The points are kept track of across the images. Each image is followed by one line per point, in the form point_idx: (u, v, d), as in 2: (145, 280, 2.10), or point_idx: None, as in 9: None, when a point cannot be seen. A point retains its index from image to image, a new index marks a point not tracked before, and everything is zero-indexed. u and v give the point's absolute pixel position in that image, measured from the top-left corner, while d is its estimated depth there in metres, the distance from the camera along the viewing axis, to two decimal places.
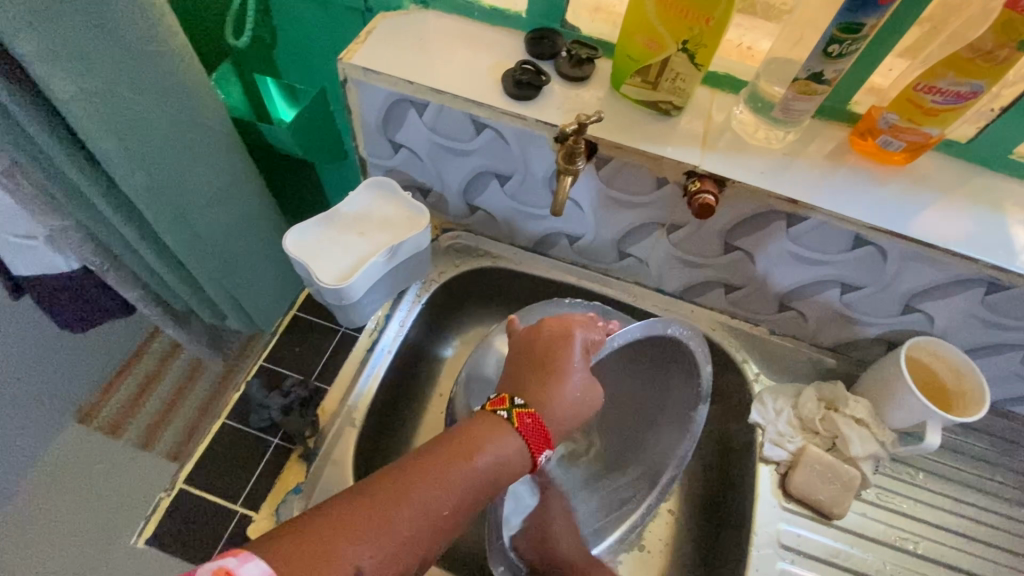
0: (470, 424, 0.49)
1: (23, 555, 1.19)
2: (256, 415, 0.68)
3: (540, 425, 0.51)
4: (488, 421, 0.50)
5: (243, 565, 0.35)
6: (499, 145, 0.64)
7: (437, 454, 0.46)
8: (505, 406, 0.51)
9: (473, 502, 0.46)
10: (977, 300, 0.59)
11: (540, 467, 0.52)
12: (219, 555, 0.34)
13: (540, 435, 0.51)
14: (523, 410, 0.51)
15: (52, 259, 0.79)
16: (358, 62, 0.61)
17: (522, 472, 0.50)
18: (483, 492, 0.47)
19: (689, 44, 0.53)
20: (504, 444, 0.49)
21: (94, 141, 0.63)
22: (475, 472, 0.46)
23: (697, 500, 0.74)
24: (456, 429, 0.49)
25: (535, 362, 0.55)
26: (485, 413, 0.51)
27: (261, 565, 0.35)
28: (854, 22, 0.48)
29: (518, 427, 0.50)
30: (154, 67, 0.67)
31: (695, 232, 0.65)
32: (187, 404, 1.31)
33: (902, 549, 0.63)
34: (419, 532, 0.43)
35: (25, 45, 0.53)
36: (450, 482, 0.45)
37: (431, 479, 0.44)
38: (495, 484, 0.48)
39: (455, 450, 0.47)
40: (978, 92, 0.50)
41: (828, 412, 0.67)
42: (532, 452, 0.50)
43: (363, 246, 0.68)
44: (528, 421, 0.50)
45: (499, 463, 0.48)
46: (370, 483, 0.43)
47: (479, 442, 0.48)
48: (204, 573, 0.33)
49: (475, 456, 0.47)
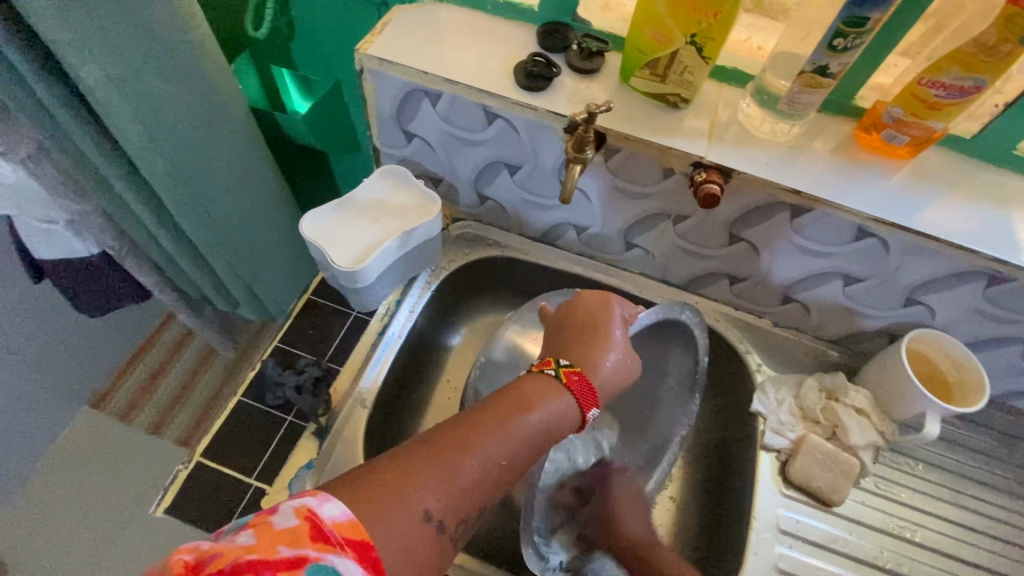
0: (520, 384, 0.52)
1: (41, 532, 1.22)
2: (271, 392, 0.71)
3: (587, 382, 0.53)
4: (537, 381, 0.52)
5: (322, 505, 0.36)
6: (511, 135, 0.66)
7: (493, 409, 0.49)
8: (553, 365, 0.54)
9: (528, 455, 0.48)
10: (978, 293, 0.60)
11: (588, 425, 0.54)
12: (300, 495, 0.36)
13: (587, 392, 0.53)
14: (569, 369, 0.54)
15: (71, 244, 0.82)
16: (374, 53, 0.63)
17: (571, 429, 0.53)
18: (536, 446, 0.49)
19: (697, 37, 0.54)
20: (555, 401, 0.51)
21: (117, 126, 0.66)
22: (529, 426, 0.48)
23: (697, 487, 0.75)
24: (509, 388, 0.51)
25: (580, 329, 0.58)
26: (534, 374, 0.53)
27: (340, 506, 0.36)
28: (859, 16, 0.49)
29: (567, 385, 0.52)
30: (178, 55, 0.69)
31: (700, 223, 0.66)
32: (198, 389, 1.35)
33: (901, 537, 0.64)
34: (480, 480, 0.45)
35: (57, 32, 0.55)
36: (509, 434, 0.47)
37: (490, 431, 0.46)
38: (547, 439, 0.50)
39: (509, 406, 0.49)
40: (981, 86, 0.51)
41: (829, 401, 0.68)
42: (581, 408, 0.52)
43: (377, 230, 0.70)
44: (576, 378, 0.53)
45: (550, 419, 0.50)
46: (433, 435, 0.45)
47: (532, 400, 0.50)
48: (286, 509, 0.35)
49: (530, 411, 0.49)
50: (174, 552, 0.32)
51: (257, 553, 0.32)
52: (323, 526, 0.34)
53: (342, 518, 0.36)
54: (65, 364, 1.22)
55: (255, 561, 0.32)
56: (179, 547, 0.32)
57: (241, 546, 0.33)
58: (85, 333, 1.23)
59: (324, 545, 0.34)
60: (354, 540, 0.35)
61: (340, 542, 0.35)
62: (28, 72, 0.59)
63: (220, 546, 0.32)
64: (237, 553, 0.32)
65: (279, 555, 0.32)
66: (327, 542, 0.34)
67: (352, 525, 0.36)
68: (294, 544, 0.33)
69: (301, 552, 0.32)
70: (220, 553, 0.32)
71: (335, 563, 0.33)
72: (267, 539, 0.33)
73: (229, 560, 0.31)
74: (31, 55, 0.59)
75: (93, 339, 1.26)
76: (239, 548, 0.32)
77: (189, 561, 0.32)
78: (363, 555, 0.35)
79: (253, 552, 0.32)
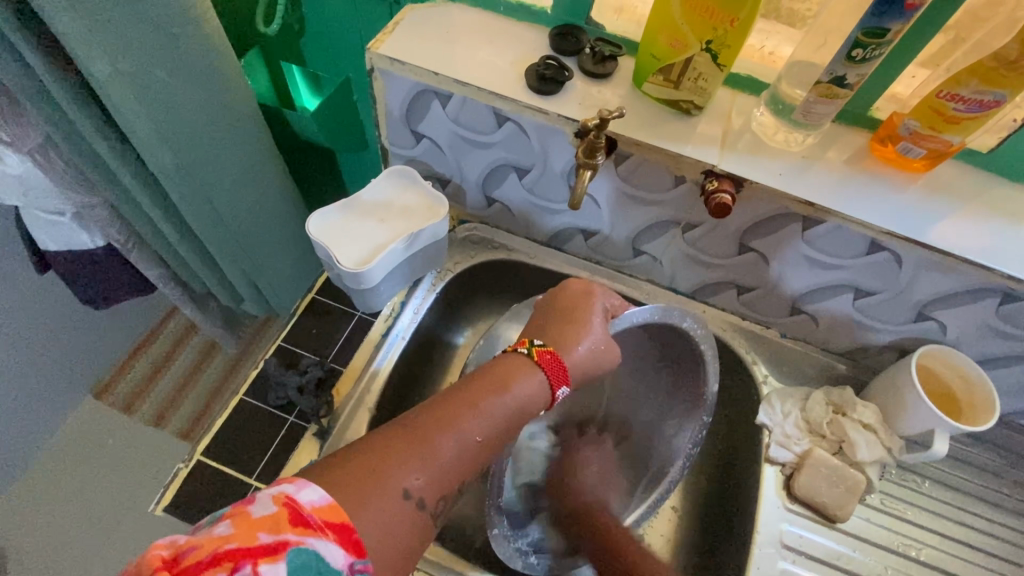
0: (497, 364, 0.51)
1: (40, 521, 1.22)
2: (273, 393, 0.72)
3: (558, 360, 0.53)
4: (510, 360, 0.52)
5: (300, 491, 0.35)
6: (520, 138, 0.65)
7: (466, 388, 0.48)
8: (526, 345, 0.54)
9: (502, 434, 0.48)
10: (991, 310, 0.59)
11: (559, 402, 0.54)
12: (276, 483, 0.35)
13: (558, 369, 0.53)
14: (542, 348, 0.54)
15: (76, 235, 0.83)
16: (385, 52, 0.62)
17: (543, 406, 0.52)
18: (511, 424, 0.49)
19: (712, 44, 0.53)
20: (527, 378, 0.51)
21: (127, 120, 0.65)
22: (502, 403, 0.48)
23: (699, 496, 0.75)
24: (483, 368, 0.51)
25: (562, 312, 0.57)
26: (506, 354, 0.53)
27: (317, 491, 0.36)
28: (878, 26, 0.48)
29: (538, 362, 0.52)
30: (188, 47, 0.68)
31: (710, 232, 0.66)
32: (200, 384, 1.33)
33: (905, 556, 0.63)
34: (457, 460, 0.44)
35: (65, 23, 0.54)
36: (482, 411, 0.47)
37: (464, 410, 0.46)
38: (520, 416, 0.50)
39: (481, 385, 0.49)
40: (1001, 101, 0.50)
41: (836, 416, 0.67)
42: (552, 386, 0.52)
43: (382, 232, 0.69)
44: (547, 356, 0.53)
45: (523, 395, 0.50)
46: (408, 414, 0.45)
47: (504, 379, 0.50)
48: (263, 497, 0.34)
49: (501, 389, 0.49)
50: (149, 548, 0.31)
51: (235, 542, 0.32)
52: (303, 511, 0.34)
53: (321, 502, 0.36)
54: (68, 353, 1.23)
55: (235, 550, 0.32)
56: (156, 542, 0.32)
57: (219, 536, 0.32)
58: (89, 322, 1.24)
59: (304, 529, 0.34)
60: (335, 523, 0.36)
61: (319, 526, 0.35)
62: (38, 65, 0.59)
63: (196, 539, 0.32)
64: (216, 543, 0.32)
65: (259, 542, 0.32)
66: (306, 526, 0.34)
67: (332, 509, 0.36)
68: (274, 530, 0.33)
69: (282, 537, 0.33)
70: (198, 545, 0.32)
71: (315, 545, 0.34)
72: (245, 527, 0.33)
73: (209, 551, 0.31)
74: (42, 48, 0.59)
75: (97, 328, 1.26)
76: (216, 538, 0.32)
77: (167, 556, 0.31)
78: (344, 536, 0.36)
79: (230, 541, 0.32)
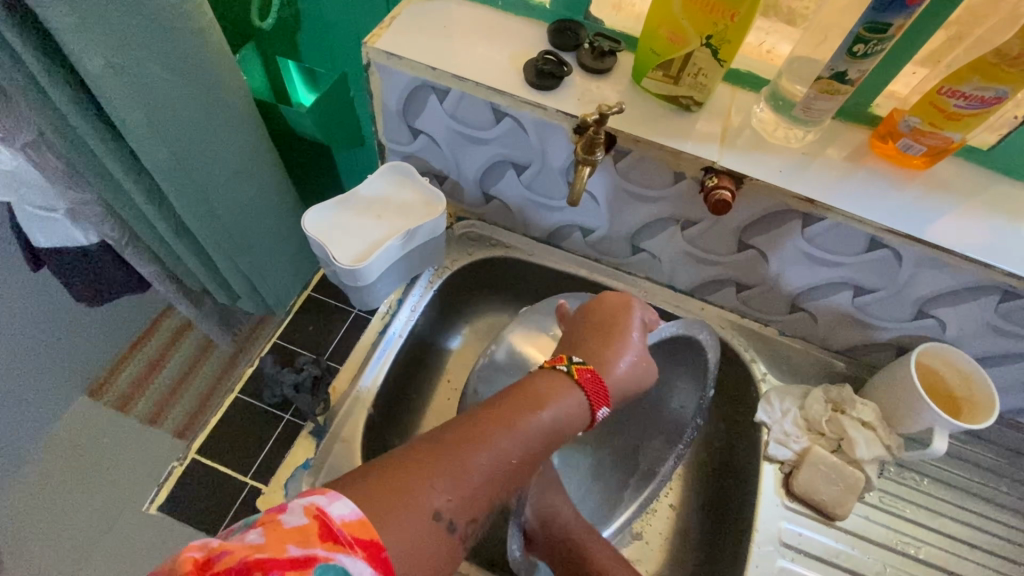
0: (535, 381, 0.51)
1: (34, 520, 1.22)
2: (269, 390, 0.71)
3: (599, 380, 0.53)
4: (550, 376, 0.52)
5: (332, 504, 0.35)
6: (519, 134, 0.64)
7: (505, 404, 0.48)
8: (565, 361, 0.53)
9: (537, 453, 0.48)
10: (990, 308, 0.59)
11: (597, 423, 0.53)
12: (310, 494, 0.35)
13: (599, 390, 0.52)
14: (581, 366, 0.53)
15: (69, 232, 0.82)
16: (382, 46, 0.61)
17: (581, 427, 0.52)
18: (547, 444, 0.48)
19: (713, 40, 0.53)
20: (567, 398, 0.50)
21: (120, 116, 0.65)
22: (541, 423, 0.48)
23: (697, 494, 0.75)
24: (522, 384, 0.50)
25: (599, 326, 0.57)
26: (546, 369, 0.53)
27: (349, 505, 0.36)
28: (879, 21, 0.48)
29: (578, 381, 0.52)
30: (183, 41, 0.67)
31: (709, 229, 0.65)
32: (196, 382, 1.33)
33: (904, 553, 0.63)
34: (492, 480, 0.44)
35: (56, 16, 0.54)
36: (520, 430, 0.46)
37: (503, 429, 0.46)
38: (557, 436, 0.49)
39: (521, 403, 0.48)
40: (1003, 97, 0.50)
41: (835, 413, 0.67)
42: (591, 407, 0.52)
43: (379, 229, 0.69)
44: (588, 375, 0.52)
45: (561, 415, 0.49)
46: (447, 430, 0.45)
47: (543, 397, 0.49)
48: (295, 508, 0.34)
49: (540, 408, 0.48)
50: (183, 549, 0.32)
51: (267, 552, 0.32)
52: (334, 526, 0.34)
53: (351, 517, 0.35)
54: (62, 351, 1.22)
55: (264, 561, 0.31)
56: (191, 543, 0.32)
57: (250, 544, 0.32)
58: (83, 320, 1.23)
59: (333, 545, 0.33)
60: (364, 539, 0.35)
61: (349, 542, 0.34)
62: (30, 60, 0.58)
63: (228, 544, 0.32)
64: (245, 552, 0.32)
65: (287, 555, 0.32)
66: (336, 542, 0.34)
67: (362, 524, 0.36)
68: (304, 544, 0.33)
69: (311, 552, 0.32)
70: (228, 551, 0.32)
71: (343, 562, 0.33)
72: (276, 538, 0.33)
73: (238, 559, 0.31)
74: (34, 43, 0.58)
75: (91, 326, 1.25)
76: (248, 546, 0.32)
77: (200, 558, 0.31)
78: (373, 554, 0.35)
79: (261, 552, 0.32)
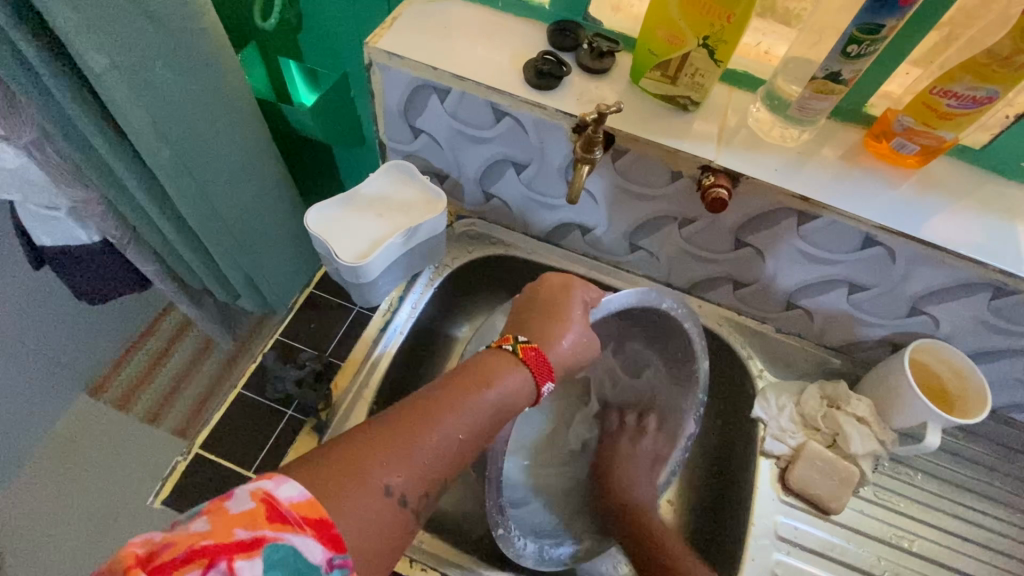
0: (478, 360, 0.52)
1: (35, 517, 1.22)
2: (272, 386, 0.71)
3: (543, 357, 0.53)
4: (495, 357, 0.52)
5: (279, 487, 0.36)
6: (518, 133, 0.65)
7: (449, 385, 0.49)
8: (510, 342, 0.54)
9: (485, 429, 0.49)
10: (983, 305, 0.60)
11: (544, 398, 0.54)
12: (254, 479, 0.36)
13: (543, 366, 0.53)
14: (527, 345, 0.54)
15: (72, 230, 0.83)
16: (383, 46, 0.62)
17: (528, 402, 0.53)
18: (494, 420, 0.49)
19: (710, 40, 0.54)
20: (512, 375, 0.51)
21: (124, 115, 0.65)
22: (485, 400, 0.48)
23: (695, 489, 0.76)
24: (468, 364, 0.51)
25: (545, 308, 0.58)
26: (492, 350, 0.53)
27: (296, 487, 0.36)
28: (873, 23, 0.49)
29: (524, 359, 0.53)
30: (186, 41, 0.68)
31: (706, 228, 0.66)
32: (197, 380, 1.34)
33: (898, 547, 0.64)
34: (439, 457, 0.45)
35: (63, 17, 0.54)
36: (466, 408, 0.47)
37: (448, 407, 0.46)
38: (504, 412, 0.50)
39: (464, 382, 0.49)
40: (994, 97, 0.51)
41: (830, 409, 0.68)
42: (537, 382, 0.53)
43: (379, 227, 0.69)
44: (532, 354, 0.53)
45: (505, 392, 0.50)
46: (389, 412, 0.45)
47: (487, 376, 0.50)
48: (241, 494, 0.35)
49: (484, 386, 0.49)
50: (123, 546, 0.32)
51: (212, 537, 0.32)
52: (280, 507, 0.35)
53: (299, 498, 0.36)
54: (64, 349, 1.22)
55: (211, 546, 0.32)
56: (131, 541, 0.32)
57: (196, 532, 0.33)
58: (85, 318, 1.23)
59: (281, 525, 0.34)
60: (313, 518, 0.36)
61: (298, 522, 0.35)
62: (36, 60, 0.59)
63: (173, 536, 0.32)
64: (191, 540, 0.32)
65: (235, 538, 0.32)
66: (284, 522, 0.34)
67: (310, 505, 0.36)
68: (250, 526, 0.33)
69: (258, 534, 0.33)
70: (174, 542, 0.32)
71: (292, 540, 0.34)
72: (222, 524, 0.33)
73: (185, 548, 0.31)
74: (40, 43, 0.59)
75: (92, 325, 1.26)
76: (193, 534, 0.32)
77: (141, 554, 0.31)
78: (322, 531, 0.36)
79: (207, 538, 0.32)
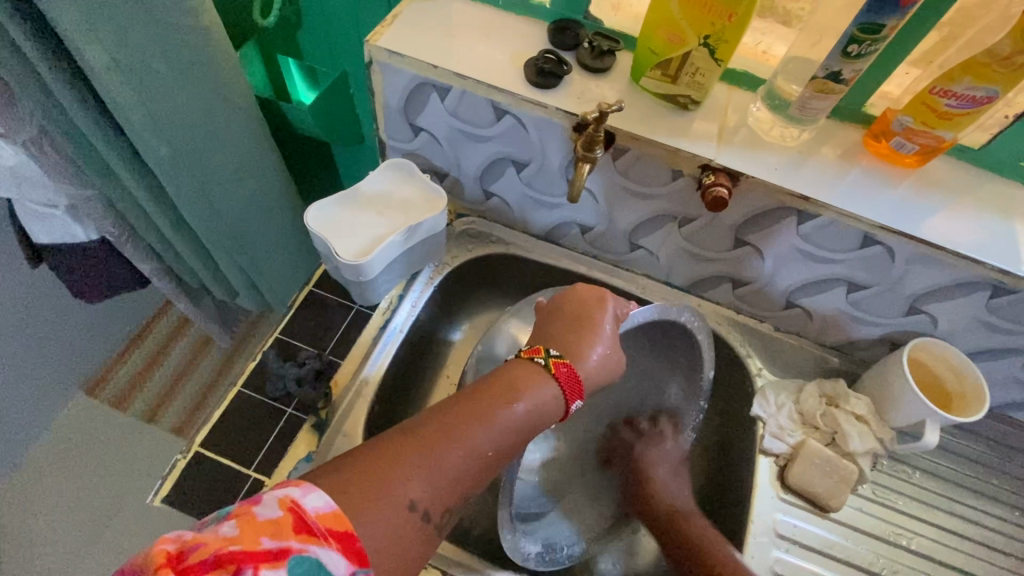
0: (509, 373, 0.52)
1: (32, 516, 1.22)
2: (271, 384, 0.72)
3: (573, 375, 0.54)
4: (526, 368, 0.53)
5: (306, 496, 0.36)
6: (519, 132, 0.65)
7: (481, 397, 0.49)
8: (542, 355, 0.54)
9: (512, 446, 0.49)
10: (981, 304, 0.60)
11: (570, 416, 0.54)
12: (283, 486, 0.36)
13: (573, 384, 0.53)
14: (557, 360, 0.54)
15: (69, 228, 0.82)
16: (384, 45, 0.62)
17: (555, 419, 0.53)
18: (521, 437, 0.49)
19: (710, 39, 0.54)
20: (542, 391, 0.51)
21: (122, 112, 0.65)
22: (515, 416, 0.49)
23: (693, 487, 0.76)
24: (498, 376, 0.51)
25: (573, 317, 0.58)
26: (523, 361, 0.53)
27: (323, 497, 0.37)
28: (873, 22, 0.49)
29: (554, 375, 0.53)
30: (186, 37, 0.68)
31: (706, 227, 0.66)
32: (195, 378, 1.33)
33: (896, 544, 0.65)
34: (465, 472, 0.45)
35: (62, 13, 0.54)
36: (496, 423, 0.47)
37: (478, 421, 0.47)
38: (531, 429, 0.50)
39: (497, 395, 0.49)
40: (993, 97, 0.51)
41: (829, 407, 0.68)
42: (565, 400, 0.53)
43: (381, 224, 0.69)
44: (563, 370, 0.53)
45: (535, 409, 0.50)
46: (420, 422, 0.45)
47: (519, 390, 0.50)
48: (269, 500, 0.35)
49: (516, 401, 0.49)
50: (157, 542, 0.32)
51: (240, 543, 0.32)
52: (307, 518, 0.35)
53: (325, 510, 0.36)
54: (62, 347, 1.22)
55: (238, 552, 0.32)
56: (163, 536, 0.33)
57: (223, 536, 0.33)
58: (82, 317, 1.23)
59: (308, 537, 0.34)
60: (338, 530, 0.36)
61: (324, 534, 0.35)
62: (34, 56, 0.58)
63: (203, 537, 0.33)
64: (219, 544, 0.32)
65: (261, 547, 0.33)
66: (310, 534, 0.34)
67: (336, 516, 0.36)
68: (277, 535, 0.33)
69: (285, 544, 0.33)
70: (203, 544, 0.32)
71: (317, 553, 0.34)
72: (250, 531, 0.33)
73: (213, 551, 0.32)
74: (38, 39, 0.58)
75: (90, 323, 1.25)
76: (222, 538, 0.33)
77: (173, 551, 0.32)
78: (347, 545, 0.36)
79: (235, 543, 0.32)
